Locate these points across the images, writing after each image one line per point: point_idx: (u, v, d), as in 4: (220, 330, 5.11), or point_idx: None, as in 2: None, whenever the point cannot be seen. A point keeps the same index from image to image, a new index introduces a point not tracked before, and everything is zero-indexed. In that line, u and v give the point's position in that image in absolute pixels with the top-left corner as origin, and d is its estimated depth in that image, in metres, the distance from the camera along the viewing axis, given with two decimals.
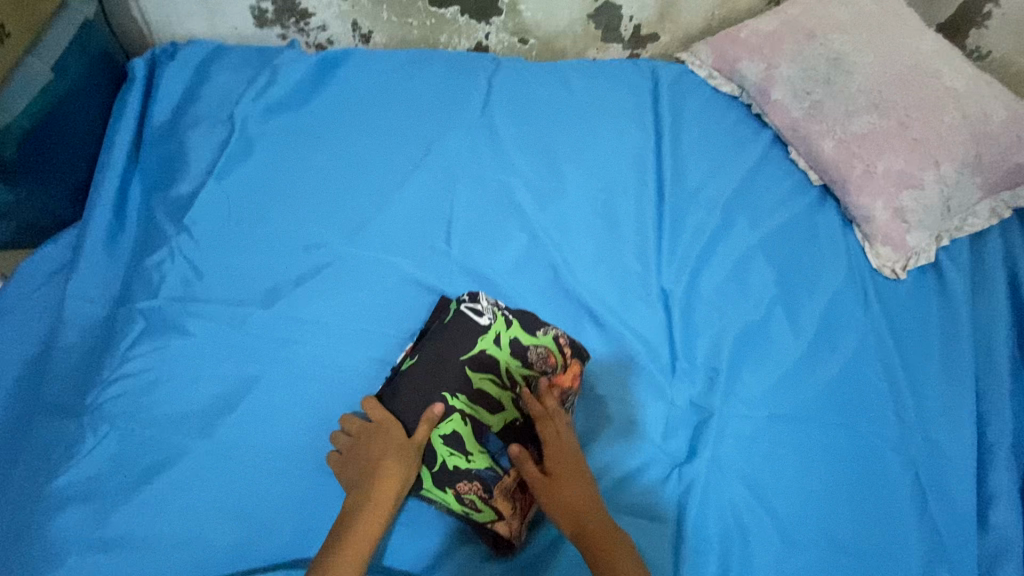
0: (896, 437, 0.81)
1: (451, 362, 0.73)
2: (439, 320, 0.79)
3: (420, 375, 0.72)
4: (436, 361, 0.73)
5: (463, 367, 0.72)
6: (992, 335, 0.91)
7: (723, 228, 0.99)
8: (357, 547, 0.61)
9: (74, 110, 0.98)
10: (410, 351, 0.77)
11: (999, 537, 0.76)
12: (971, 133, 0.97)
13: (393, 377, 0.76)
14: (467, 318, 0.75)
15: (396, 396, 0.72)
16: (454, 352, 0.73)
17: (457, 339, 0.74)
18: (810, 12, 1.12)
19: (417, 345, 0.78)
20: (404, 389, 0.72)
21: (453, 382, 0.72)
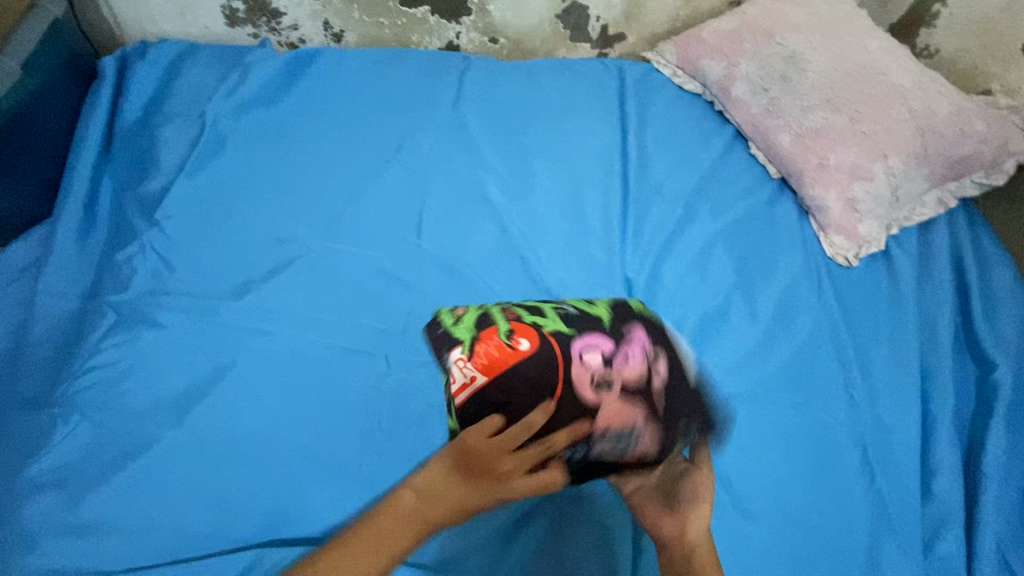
0: (846, 414, 0.86)
1: (632, 434, 0.67)
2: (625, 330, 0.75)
3: (612, 407, 0.68)
4: (629, 412, 0.68)
5: (647, 443, 0.67)
6: (937, 318, 0.96)
7: (686, 219, 1.03)
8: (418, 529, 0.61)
9: (45, 108, 0.99)
10: (601, 355, 0.71)
11: (941, 505, 0.80)
12: (917, 127, 1.02)
13: (564, 350, 0.71)
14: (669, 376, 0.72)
15: (574, 398, 0.68)
16: (647, 416, 0.68)
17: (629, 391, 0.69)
18: (768, 12, 1.16)
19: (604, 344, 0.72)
20: (590, 400, 0.68)
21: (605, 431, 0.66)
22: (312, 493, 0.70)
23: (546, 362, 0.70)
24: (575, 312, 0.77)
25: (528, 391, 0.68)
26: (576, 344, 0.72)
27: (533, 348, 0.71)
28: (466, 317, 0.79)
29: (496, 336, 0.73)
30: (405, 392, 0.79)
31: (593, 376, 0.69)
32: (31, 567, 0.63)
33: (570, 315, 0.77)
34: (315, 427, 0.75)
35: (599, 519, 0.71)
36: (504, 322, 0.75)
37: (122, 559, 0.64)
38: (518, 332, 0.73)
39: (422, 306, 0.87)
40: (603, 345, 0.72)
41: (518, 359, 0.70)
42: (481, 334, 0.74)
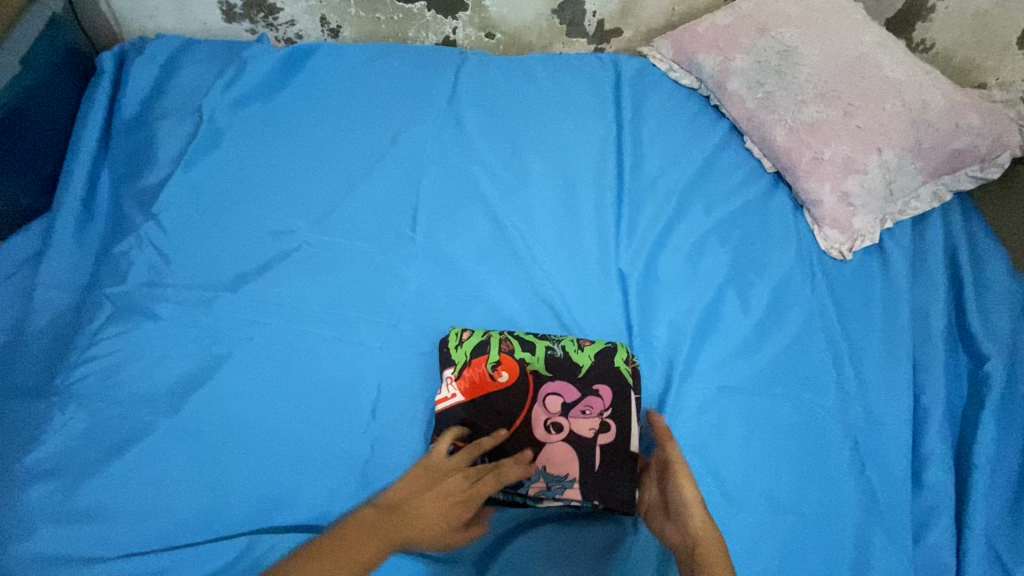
0: (837, 405, 0.86)
1: (562, 482, 0.73)
2: (593, 387, 0.78)
3: (556, 450, 0.75)
4: (569, 461, 0.74)
5: (576, 494, 0.72)
6: (929, 311, 0.96)
7: (680, 213, 1.03)
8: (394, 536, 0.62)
9: (44, 103, 1.01)
10: (562, 402, 0.77)
11: (931, 496, 0.81)
12: (911, 120, 1.02)
13: (535, 390, 0.78)
14: (625, 433, 0.76)
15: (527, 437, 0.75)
16: (585, 467, 0.74)
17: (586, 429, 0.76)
18: (763, 7, 1.16)
19: (569, 394, 0.78)
20: (539, 442, 0.75)
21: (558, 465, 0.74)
22: (304, 481, 0.71)
23: (518, 396, 0.77)
24: (563, 353, 0.80)
25: (487, 423, 0.76)
26: (547, 386, 0.78)
27: (512, 383, 0.78)
28: (470, 339, 0.81)
29: (485, 364, 0.78)
30: (398, 384, 0.79)
31: (547, 423, 0.76)
32: (27, 553, 0.64)
33: (558, 355, 0.80)
34: (309, 418, 0.76)
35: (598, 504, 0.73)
36: (496, 350, 0.80)
37: (117, 547, 0.65)
38: (503, 364, 0.79)
39: (415, 299, 0.87)
40: (569, 393, 0.78)
41: (493, 390, 0.77)
42: (474, 358, 0.79)
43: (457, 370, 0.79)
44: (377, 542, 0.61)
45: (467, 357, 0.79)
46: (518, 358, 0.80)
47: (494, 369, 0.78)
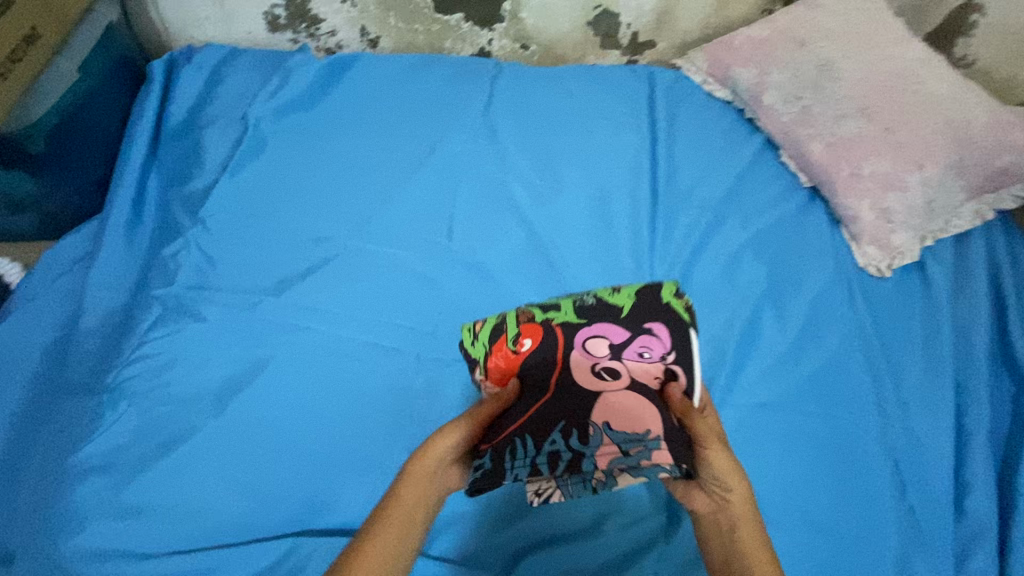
0: (878, 426, 0.85)
1: (642, 444, 0.64)
2: (645, 324, 0.70)
3: (620, 402, 0.67)
4: (639, 415, 0.66)
5: (665, 458, 0.62)
6: (972, 331, 0.94)
7: (715, 226, 1.03)
8: (410, 502, 0.60)
9: (97, 109, 1.05)
10: (608, 344, 0.71)
11: (975, 522, 0.79)
12: (954, 138, 1.01)
13: (569, 343, 0.71)
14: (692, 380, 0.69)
15: (580, 395, 0.68)
16: (664, 424, 0.65)
17: (645, 380, 0.69)
18: (801, 21, 1.16)
19: (617, 336, 0.71)
20: (593, 394, 0.68)
21: (625, 425, 0.65)
22: (343, 486, 0.72)
23: (549, 356, 0.71)
24: (596, 301, 0.74)
25: (532, 373, 0.71)
26: (582, 336, 0.71)
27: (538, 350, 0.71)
28: (484, 328, 0.74)
29: (505, 344, 0.72)
30: (434, 392, 0.80)
31: (598, 368, 0.70)
32: (79, 547, 0.66)
33: (590, 303, 0.74)
34: (349, 422, 0.77)
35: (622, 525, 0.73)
36: (513, 326, 0.74)
37: (163, 543, 0.67)
38: (524, 333, 0.72)
39: (451, 305, 0.89)
40: (614, 335, 0.71)
41: (518, 357, 0.71)
42: (493, 345, 0.73)
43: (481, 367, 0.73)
44: (401, 518, 0.59)
45: (488, 346, 0.73)
46: (542, 321, 0.73)
47: (517, 339, 0.71)
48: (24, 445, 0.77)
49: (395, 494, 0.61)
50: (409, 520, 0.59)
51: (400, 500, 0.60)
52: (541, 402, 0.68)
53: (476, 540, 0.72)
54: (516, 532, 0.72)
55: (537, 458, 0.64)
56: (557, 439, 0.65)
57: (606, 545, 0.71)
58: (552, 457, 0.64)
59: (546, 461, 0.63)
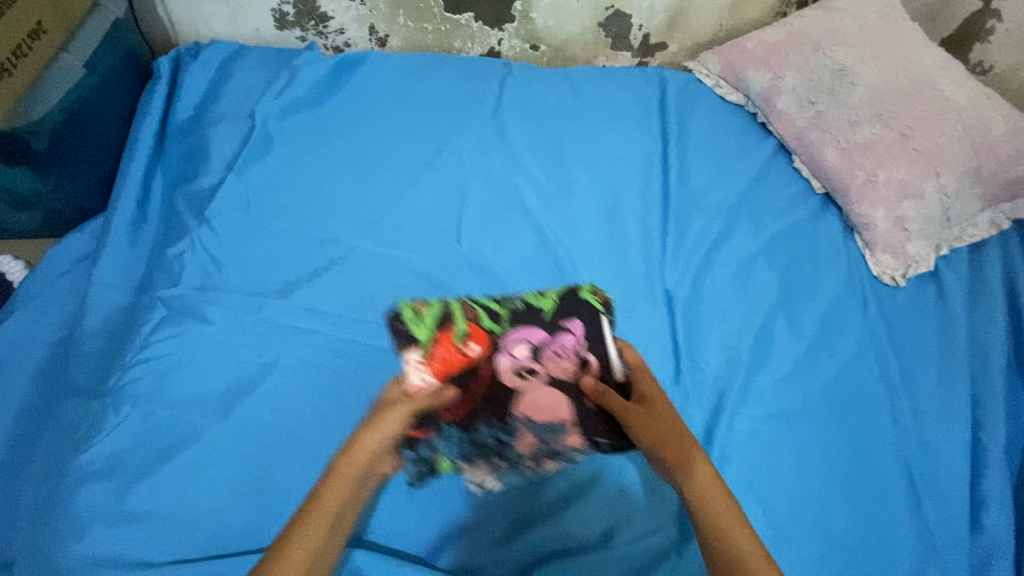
0: (892, 439, 0.83)
1: (557, 432, 0.75)
2: (560, 324, 0.80)
3: (538, 396, 0.77)
4: (556, 407, 0.76)
5: (577, 439, 0.75)
6: (988, 343, 0.93)
7: (727, 233, 1.01)
8: (343, 484, 0.60)
9: (103, 106, 1.04)
10: (532, 346, 0.78)
11: (990, 538, 0.78)
12: (971, 145, 0.99)
13: (496, 345, 0.78)
14: (604, 364, 0.77)
15: (507, 389, 0.76)
16: (576, 408, 0.76)
17: (563, 376, 0.77)
18: (816, 24, 1.14)
19: (537, 337, 0.79)
20: (518, 391, 0.76)
21: (541, 415, 0.76)
22: None
23: (483, 357, 0.77)
24: (523, 307, 0.80)
25: (458, 374, 0.75)
26: (509, 339, 0.78)
27: (478, 351, 0.77)
28: (430, 313, 0.78)
29: (452, 338, 0.76)
30: None
31: (523, 367, 0.77)
32: (79, 554, 0.65)
33: (517, 308, 0.80)
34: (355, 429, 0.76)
35: (631, 535, 0.72)
36: (462, 320, 0.78)
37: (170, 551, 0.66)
38: (470, 331, 0.77)
39: None
40: (535, 337, 0.79)
41: (457, 352, 0.76)
42: (439, 333, 0.76)
43: (424, 348, 0.75)
44: (336, 504, 0.58)
45: (432, 333, 0.76)
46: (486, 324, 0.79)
47: (460, 340, 0.77)
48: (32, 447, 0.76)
49: (330, 478, 0.60)
50: (339, 513, 0.58)
51: (325, 493, 0.58)
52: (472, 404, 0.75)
53: (484, 550, 0.70)
54: (526, 547, 0.71)
55: (464, 446, 0.74)
56: (484, 433, 0.75)
57: (617, 556, 0.70)
58: (480, 449, 0.75)
59: (476, 451, 0.74)
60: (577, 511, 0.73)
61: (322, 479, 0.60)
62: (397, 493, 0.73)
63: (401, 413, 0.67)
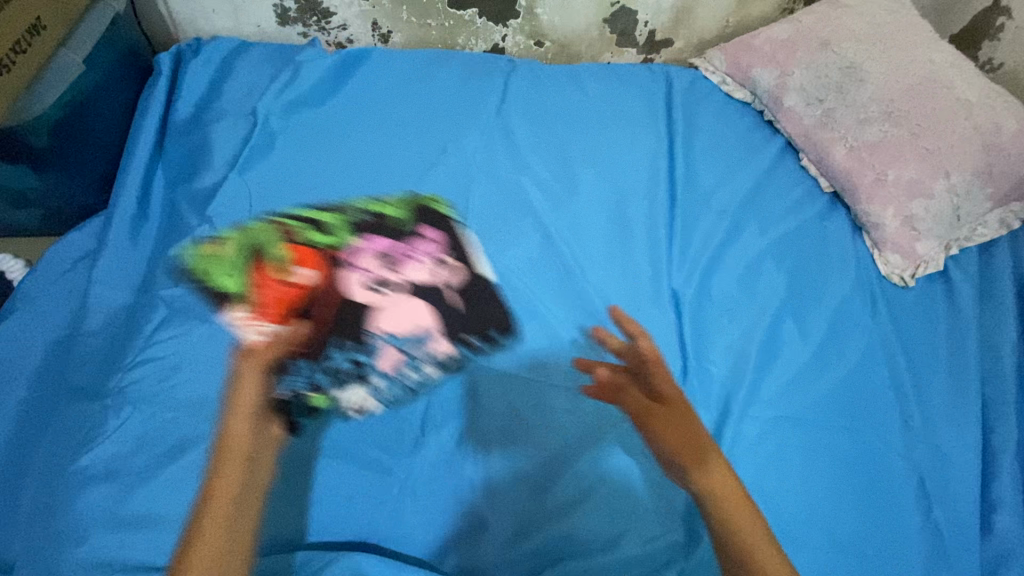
0: (902, 442, 0.82)
1: (421, 338, 0.83)
2: (410, 234, 0.92)
3: (394, 308, 0.85)
4: (416, 316, 0.84)
5: (443, 342, 0.83)
6: (998, 344, 0.92)
7: (734, 232, 1.00)
8: (231, 470, 0.53)
9: (103, 103, 1.03)
10: (374, 257, 0.89)
11: (1001, 542, 0.77)
12: (982, 144, 0.98)
13: (325, 266, 0.87)
14: (461, 267, 0.90)
15: (365, 305, 0.84)
16: (438, 313, 0.85)
17: (406, 278, 0.88)
18: (825, 21, 1.13)
19: (375, 245, 0.91)
20: (376, 304, 0.84)
21: (399, 325, 0.83)
22: (354, 496, 0.72)
23: (313, 281, 0.85)
24: (369, 219, 0.93)
25: (316, 301, 0.83)
26: (346, 256, 0.89)
27: (308, 275, 0.86)
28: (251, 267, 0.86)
29: (278, 272, 0.86)
30: (441, 401, 0.79)
31: (369, 283, 0.86)
32: (80, 558, 0.64)
33: (325, 229, 0.91)
34: (359, 433, 0.76)
35: (636, 541, 0.71)
36: (285, 250, 0.88)
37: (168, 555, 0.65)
38: (298, 261, 0.87)
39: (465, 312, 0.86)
40: (378, 246, 0.91)
41: (290, 285, 0.84)
42: (263, 276, 0.86)
43: (248, 294, 0.84)
44: (234, 483, 0.52)
45: (246, 277, 0.85)
46: (309, 248, 0.89)
47: (285, 271, 0.86)
48: (28, 450, 0.75)
49: (217, 470, 0.53)
50: (238, 498, 0.52)
51: (215, 493, 0.51)
52: (320, 330, 0.81)
53: (486, 557, 0.69)
54: (531, 555, 0.70)
55: (318, 377, 0.78)
56: (342, 358, 0.80)
57: (622, 562, 0.70)
58: (346, 372, 0.79)
59: (343, 376, 0.79)
60: (579, 516, 0.72)
61: (210, 474, 0.53)
62: (401, 497, 0.72)
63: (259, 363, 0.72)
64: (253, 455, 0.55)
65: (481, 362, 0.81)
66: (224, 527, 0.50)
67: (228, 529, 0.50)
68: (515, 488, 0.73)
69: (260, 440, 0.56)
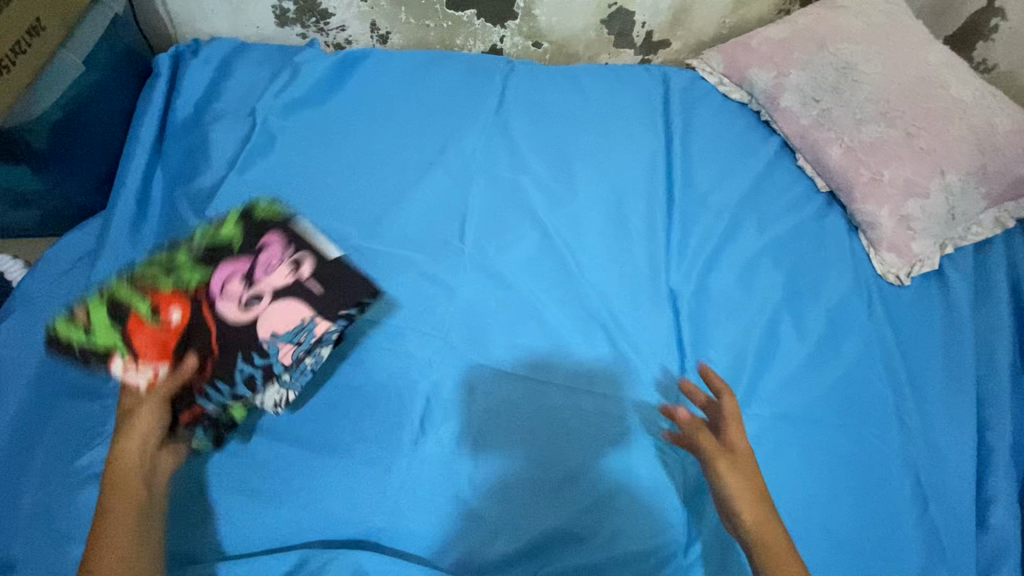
0: (898, 439, 0.83)
1: (305, 329, 0.77)
2: (255, 249, 0.83)
3: (263, 314, 0.78)
4: (293, 312, 0.78)
5: (322, 325, 0.78)
6: (993, 342, 0.93)
7: (731, 231, 1.01)
8: (126, 494, 0.64)
9: (102, 104, 1.03)
10: (239, 278, 0.81)
11: (996, 538, 0.78)
12: (977, 144, 0.99)
13: (190, 302, 0.81)
14: (318, 258, 0.82)
15: (239, 326, 0.78)
16: (314, 303, 0.79)
17: (274, 282, 0.80)
18: (821, 22, 1.13)
19: (239, 266, 0.83)
20: (252, 320, 0.78)
21: (278, 324, 0.78)
22: (355, 493, 0.72)
23: (189, 320, 0.79)
24: (209, 246, 0.86)
25: (192, 342, 0.77)
26: (213, 287, 0.81)
27: (177, 316, 0.79)
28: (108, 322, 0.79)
29: (144, 321, 0.79)
30: (439, 397, 0.79)
31: (241, 301, 0.79)
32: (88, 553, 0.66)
33: (194, 262, 0.85)
34: (357, 430, 0.77)
35: (630, 535, 0.71)
36: (143, 301, 0.81)
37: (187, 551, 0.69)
38: (161, 304, 0.80)
39: (464, 312, 0.87)
40: (240, 267, 0.83)
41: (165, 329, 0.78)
42: (129, 327, 0.79)
43: (125, 349, 0.77)
44: (126, 505, 0.63)
45: (119, 331, 0.79)
46: (169, 290, 0.82)
47: (149, 319, 0.79)
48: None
49: (110, 495, 0.64)
50: (138, 508, 0.64)
51: (111, 514, 0.62)
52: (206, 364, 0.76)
53: (481, 550, 0.70)
54: (531, 552, 0.70)
55: (235, 390, 0.75)
56: (243, 366, 0.76)
57: (618, 555, 0.70)
58: (252, 377, 0.75)
59: (247, 381, 0.75)
60: (574, 511, 0.73)
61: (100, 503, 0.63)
62: (401, 495, 0.73)
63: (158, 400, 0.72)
64: (144, 482, 0.66)
65: (480, 360, 0.83)
66: (128, 533, 0.61)
67: (131, 530, 0.62)
68: (512, 484, 0.74)
69: (148, 461, 0.68)
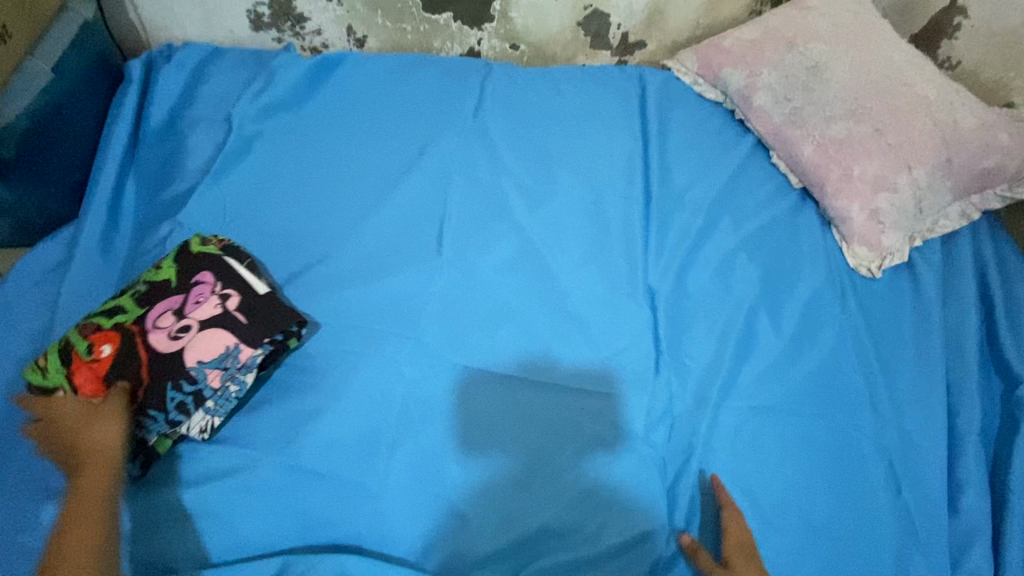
0: (873, 427, 0.85)
1: (230, 355, 0.76)
2: (190, 281, 0.81)
3: (192, 344, 0.76)
4: (217, 340, 0.76)
5: (248, 351, 0.77)
6: (962, 330, 0.96)
7: (708, 228, 1.02)
8: (93, 489, 0.64)
9: (73, 112, 1.02)
10: (172, 314, 0.78)
11: (968, 521, 0.80)
12: (942, 139, 1.02)
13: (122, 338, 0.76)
14: (246, 288, 0.81)
15: (164, 358, 0.75)
16: (240, 332, 0.77)
17: (199, 316, 0.78)
18: (791, 23, 1.16)
19: (173, 301, 0.79)
20: (178, 352, 0.75)
21: (205, 351, 0.76)
22: (337, 497, 0.72)
23: (125, 355, 0.75)
24: (145, 287, 0.80)
25: (122, 372, 0.73)
26: (146, 320, 0.77)
27: (111, 352, 0.75)
28: (50, 359, 0.75)
29: (78, 357, 0.74)
30: (421, 399, 0.79)
31: (169, 333, 0.76)
32: None
33: (139, 294, 0.80)
34: (339, 433, 0.76)
35: (608, 532, 0.73)
36: (79, 339, 0.76)
37: (170, 560, 0.68)
38: (96, 341, 0.75)
39: (443, 313, 0.87)
40: (173, 303, 0.79)
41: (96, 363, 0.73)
42: (69, 366, 0.74)
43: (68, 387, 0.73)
44: (100, 495, 0.63)
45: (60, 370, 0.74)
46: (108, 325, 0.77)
47: (82, 355, 0.74)
48: None
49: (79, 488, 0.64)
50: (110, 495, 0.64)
51: (84, 505, 0.62)
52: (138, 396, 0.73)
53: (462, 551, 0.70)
54: (513, 552, 0.71)
55: (167, 418, 0.73)
56: (172, 394, 0.74)
57: (597, 553, 0.71)
58: (182, 404, 0.73)
59: (176, 410, 0.73)
60: (553, 512, 0.73)
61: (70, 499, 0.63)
62: (383, 497, 0.73)
63: (121, 408, 0.70)
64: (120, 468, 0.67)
65: (465, 362, 0.83)
66: (98, 529, 0.61)
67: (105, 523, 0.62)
68: (494, 484, 0.74)
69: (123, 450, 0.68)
